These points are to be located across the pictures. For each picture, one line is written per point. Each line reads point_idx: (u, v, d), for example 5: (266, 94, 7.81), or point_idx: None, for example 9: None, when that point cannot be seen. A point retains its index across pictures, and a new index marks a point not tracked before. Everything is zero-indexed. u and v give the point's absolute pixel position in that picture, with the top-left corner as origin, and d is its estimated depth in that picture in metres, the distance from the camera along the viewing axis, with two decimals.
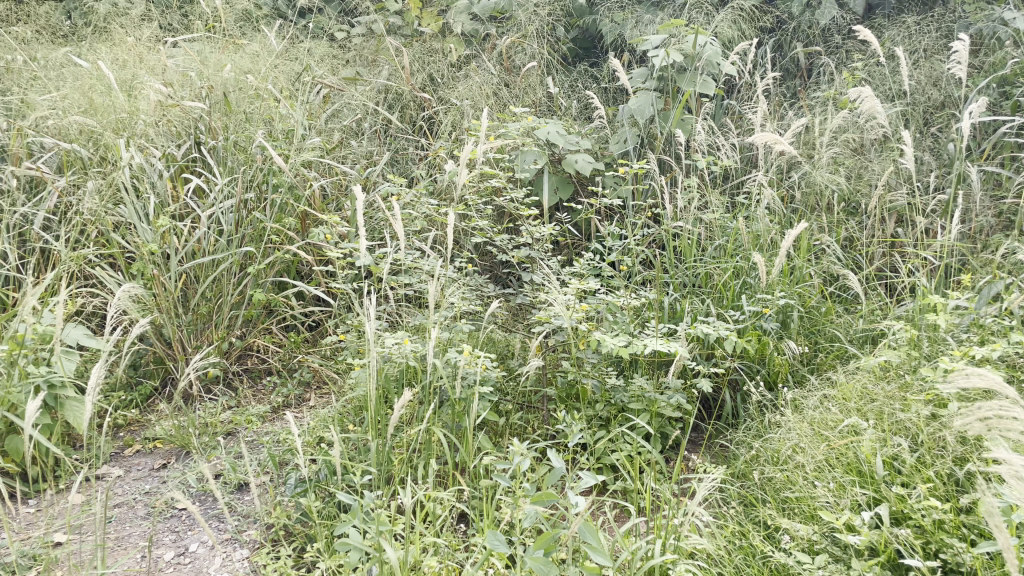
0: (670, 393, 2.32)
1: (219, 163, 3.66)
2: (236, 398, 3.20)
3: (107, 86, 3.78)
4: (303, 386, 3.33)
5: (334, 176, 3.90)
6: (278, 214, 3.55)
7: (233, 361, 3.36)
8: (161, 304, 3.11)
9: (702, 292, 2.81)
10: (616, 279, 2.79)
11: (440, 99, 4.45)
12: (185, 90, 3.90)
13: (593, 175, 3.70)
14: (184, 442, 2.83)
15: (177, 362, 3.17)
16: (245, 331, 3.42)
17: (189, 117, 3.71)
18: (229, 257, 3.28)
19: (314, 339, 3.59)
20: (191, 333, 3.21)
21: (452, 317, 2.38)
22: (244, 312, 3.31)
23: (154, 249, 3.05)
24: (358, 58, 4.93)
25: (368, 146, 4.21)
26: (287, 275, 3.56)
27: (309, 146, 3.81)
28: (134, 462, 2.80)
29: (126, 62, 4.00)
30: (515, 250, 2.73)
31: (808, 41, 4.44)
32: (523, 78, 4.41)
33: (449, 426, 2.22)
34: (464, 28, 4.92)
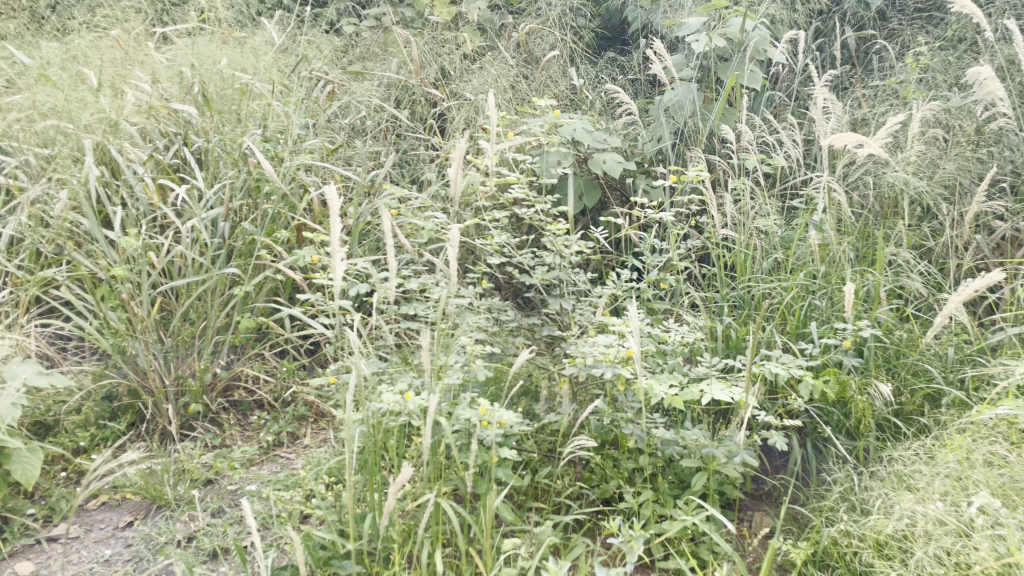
0: (730, 448, 1.95)
1: (205, 168, 3.25)
2: (220, 436, 2.83)
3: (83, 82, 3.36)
4: (297, 422, 2.94)
5: (334, 181, 3.48)
6: (270, 225, 3.15)
7: (218, 395, 2.93)
8: (134, 332, 2.72)
9: (762, 317, 2.37)
10: (660, 303, 2.36)
11: (452, 94, 4.01)
12: (171, 87, 3.48)
13: (624, 177, 3.30)
14: (155, 495, 2.42)
15: (153, 398, 2.76)
16: (233, 359, 3.03)
17: (172, 116, 3.29)
18: (214, 276, 2.88)
19: (312, 365, 3.20)
20: (171, 364, 2.81)
21: (466, 358, 1.96)
22: (230, 339, 2.90)
23: (123, 271, 2.65)
24: (365, 52, 4.52)
25: (373, 146, 3.79)
26: (281, 294, 3.17)
27: (306, 148, 3.39)
28: (96, 518, 2.40)
29: (103, 55, 3.54)
30: (539, 270, 2.30)
31: (861, 25, 3.96)
32: (544, 69, 3.98)
33: (463, 494, 1.81)
34: (479, 17, 4.50)
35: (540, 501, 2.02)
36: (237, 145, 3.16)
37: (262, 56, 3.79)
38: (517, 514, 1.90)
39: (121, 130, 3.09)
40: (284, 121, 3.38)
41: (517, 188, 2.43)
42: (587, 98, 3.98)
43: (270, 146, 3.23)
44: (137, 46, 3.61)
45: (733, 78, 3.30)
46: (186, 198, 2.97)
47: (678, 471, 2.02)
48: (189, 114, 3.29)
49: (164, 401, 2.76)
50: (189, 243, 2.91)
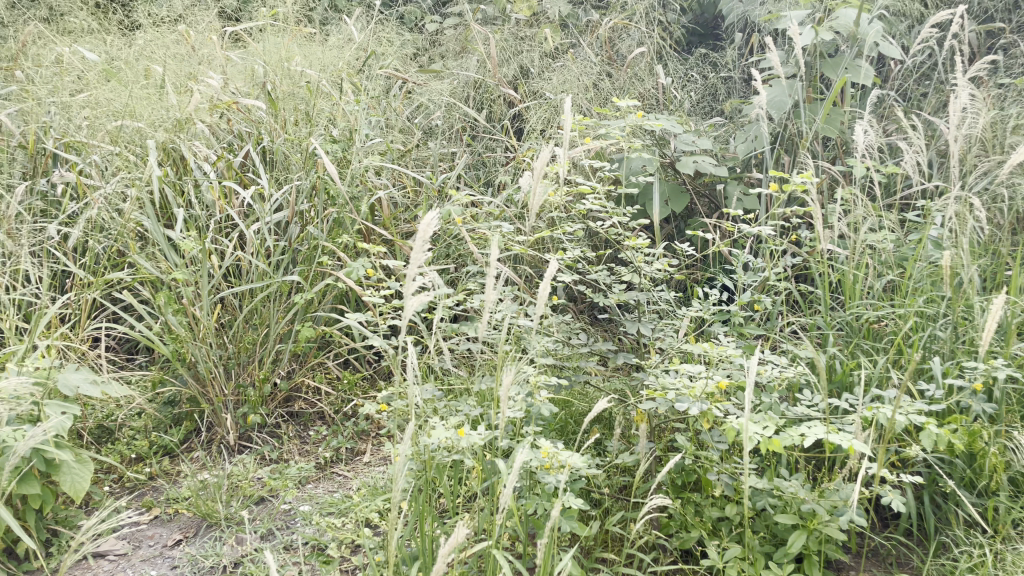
0: (834, 503, 1.68)
1: (275, 169, 3.15)
2: (278, 449, 2.70)
3: (158, 78, 3.30)
4: (357, 439, 2.78)
5: (404, 184, 3.33)
6: (337, 229, 3.01)
7: (277, 405, 2.84)
8: (194, 338, 2.62)
9: (872, 348, 2.09)
10: (754, 329, 2.09)
11: (531, 93, 3.82)
12: (245, 85, 3.40)
13: (714, 182, 3.08)
14: (207, 512, 2.29)
15: (212, 406, 2.67)
16: (294, 368, 2.91)
17: (245, 115, 3.21)
18: (277, 282, 2.76)
19: (376, 378, 3.05)
20: (231, 372, 2.71)
21: (533, 388, 1.75)
22: (291, 348, 2.78)
23: (185, 274, 2.55)
24: (444, 52, 4.38)
25: (447, 148, 3.63)
26: (346, 302, 3.03)
27: (377, 150, 3.25)
28: (148, 533, 2.29)
29: (177, 53, 3.48)
30: (618, 290, 2.07)
31: (988, 18, 3.57)
32: (630, 67, 3.74)
33: (522, 543, 1.60)
34: (562, 13, 4.28)
35: (610, 549, 1.80)
36: (306, 146, 3.04)
37: (337, 54, 3.67)
38: (584, 567, 1.68)
39: (190, 129, 3.01)
40: (354, 121, 3.24)
41: (594, 197, 2.18)
42: (675, 98, 3.66)
43: (339, 147, 3.09)
44: (210, 44, 3.54)
45: (842, 76, 2.97)
46: (252, 200, 2.86)
47: (770, 524, 1.76)
48: (260, 114, 3.19)
49: (222, 410, 2.66)
50: (252, 247, 2.80)
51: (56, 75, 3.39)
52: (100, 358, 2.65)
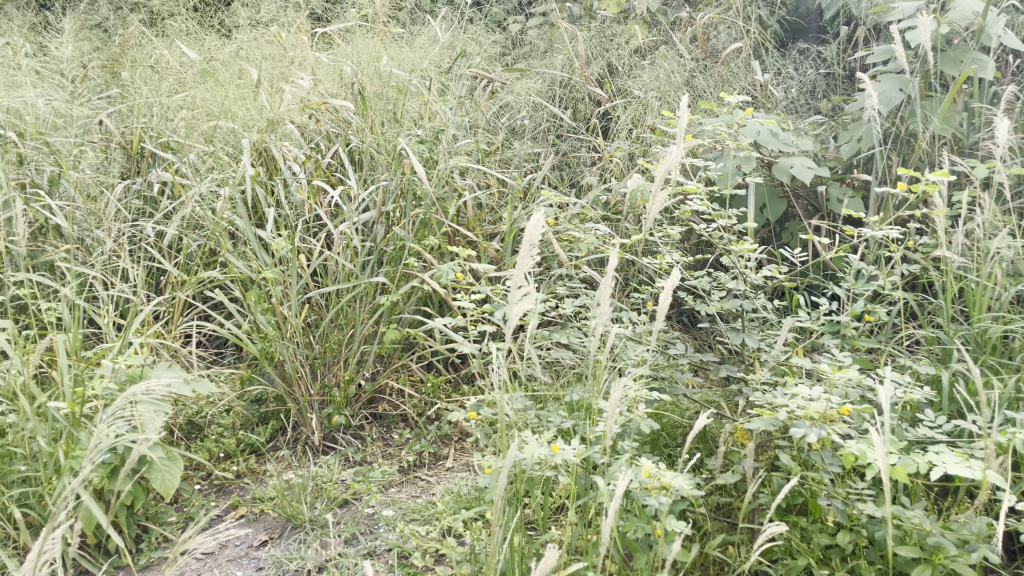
0: (963, 537, 1.53)
1: (362, 169, 3.14)
2: (362, 451, 2.68)
3: (250, 79, 3.34)
4: (441, 442, 2.73)
5: (490, 185, 3.28)
6: (423, 230, 2.97)
7: (362, 407, 2.81)
8: (282, 338, 2.63)
9: (1000, 365, 1.91)
10: (867, 341, 1.94)
11: (619, 91, 3.71)
12: (333, 86, 3.41)
13: (815, 185, 2.92)
14: (292, 513, 2.28)
15: (298, 406, 2.67)
16: (378, 370, 2.88)
17: (334, 116, 3.21)
18: (364, 284, 2.74)
19: (459, 381, 2.99)
20: (317, 372, 2.70)
21: (630, 400, 1.65)
22: (376, 350, 2.75)
23: (275, 273, 2.56)
24: (530, 51, 4.31)
25: (532, 147, 3.55)
26: (431, 304, 2.99)
27: (463, 150, 3.21)
28: (235, 532, 2.29)
29: (269, 54, 3.52)
30: (719, 298, 1.96)
31: None
32: (724, 63, 3.59)
33: (618, 565, 1.51)
34: (651, 9, 4.15)
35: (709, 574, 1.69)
36: (393, 146, 3.02)
37: (425, 53, 3.65)
38: None
39: (281, 129, 3.04)
40: (441, 121, 3.20)
41: (697, 200, 2.07)
42: (772, 95, 3.49)
43: (425, 147, 3.06)
44: (301, 45, 3.57)
45: (961, 70, 2.76)
46: (339, 200, 2.85)
47: (887, 555, 1.62)
48: (348, 114, 3.19)
49: (308, 410, 2.66)
50: (340, 247, 2.79)
51: (156, 77, 3.48)
52: (188, 356, 2.67)
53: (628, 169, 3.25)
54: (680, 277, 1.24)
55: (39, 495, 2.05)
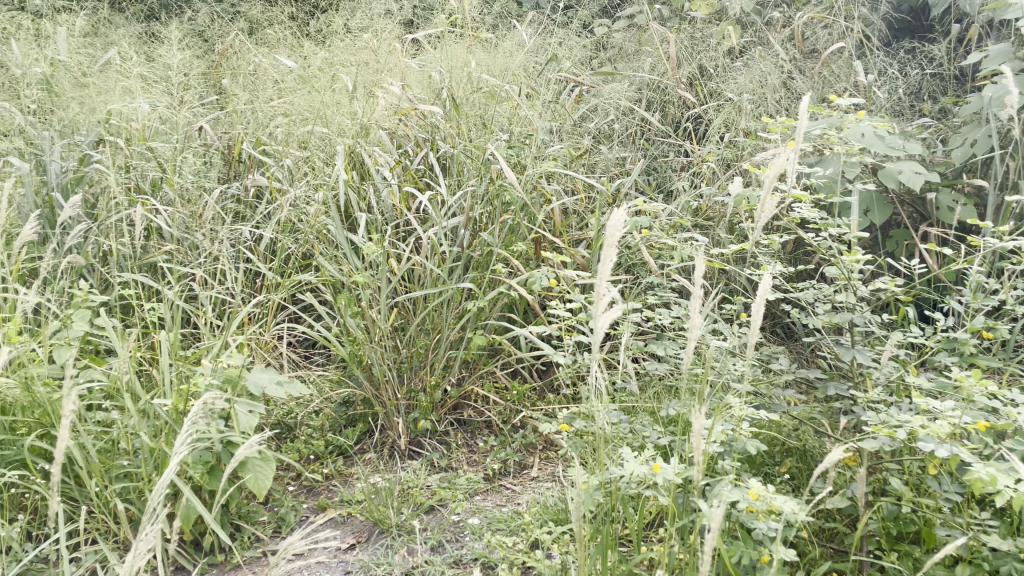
0: None
1: (450, 174, 3.13)
2: (447, 457, 2.66)
3: (343, 86, 3.39)
4: (526, 451, 2.68)
5: (577, 190, 3.23)
6: (510, 235, 2.94)
7: (447, 412, 2.79)
8: (371, 341, 2.63)
9: None
10: (990, 361, 1.80)
11: (712, 95, 3.60)
12: (423, 93, 3.43)
13: (925, 191, 2.75)
14: (380, 517, 2.27)
15: (385, 409, 2.67)
16: (463, 376, 2.85)
17: (424, 122, 3.23)
18: (451, 289, 2.72)
19: (544, 389, 2.94)
20: (404, 376, 2.70)
21: (733, 417, 1.57)
22: (462, 355, 2.73)
23: (365, 278, 2.57)
24: (617, 54, 4.24)
25: (620, 152, 3.48)
26: (517, 310, 2.95)
27: (551, 155, 3.17)
28: (323, 534, 2.30)
29: (361, 61, 3.57)
30: (827, 312, 1.85)
31: None
32: (824, 65, 3.44)
33: None
34: (745, 10, 4.03)
35: None
36: (481, 151, 3.00)
37: (514, 58, 3.63)
38: None
39: (372, 135, 3.07)
40: (531, 126, 3.17)
41: (803, 207, 1.97)
42: (876, 97, 3.32)
43: (514, 152, 3.03)
44: (392, 52, 3.60)
45: None
46: (429, 205, 2.85)
47: None
48: (438, 120, 3.20)
49: (395, 414, 2.66)
50: (428, 252, 2.79)
51: (253, 85, 3.57)
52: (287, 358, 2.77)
53: (721, 174, 3.15)
54: (773, 287, 1.19)
55: (140, 490, 2.10)
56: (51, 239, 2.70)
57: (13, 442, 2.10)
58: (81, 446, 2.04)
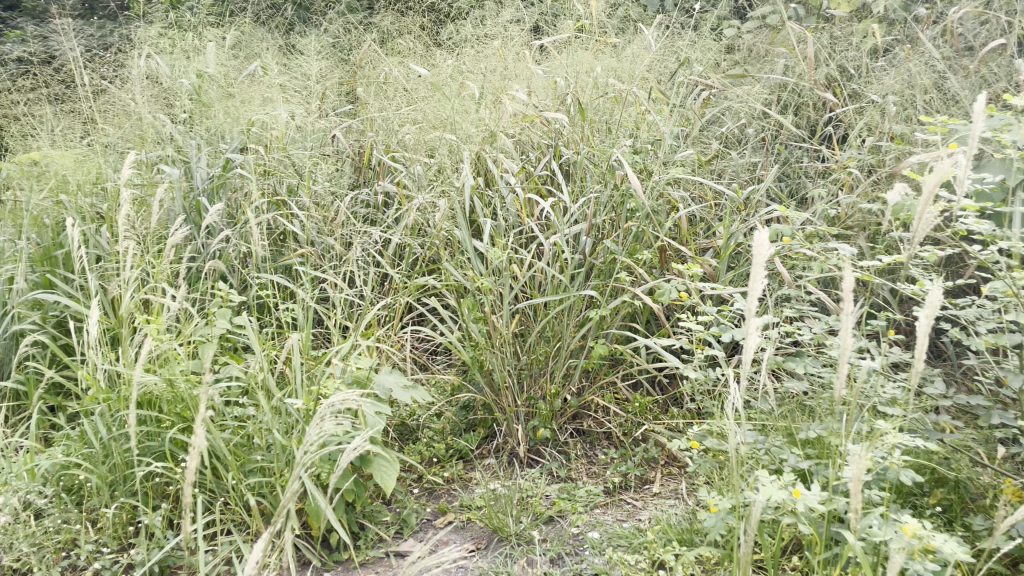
0: None
1: (574, 180, 3.09)
2: (567, 467, 2.60)
3: (470, 93, 3.41)
4: (647, 465, 2.59)
5: (705, 197, 3.11)
6: (634, 242, 2.87)
7: (566, 421, 2.74)
8: (492, 347, 2.62)
9: None
10: None
11: (852, 96, 3.40)
12: (548, 99, 3.41)
13: None
14: (499, 525, 2.25)
15: (505, 416, 2.65)
16: (583, 386, 2.80)
17: (549, 128, 3.20)
18: (574, 296, 2.67)
19: (667, 402, 2.84)
20: (524, 383, 2.67)
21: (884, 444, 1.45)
22: (583, 365, 2.66)
23: (488, 284, 2.57)
24: (749, 56, 4.08)
25: (751, 158, 3.34)
26: (640, 320, 2.87)
27: (679, 161, 3.07)
28: (443, 538, 2.29)
29: (487, 69, 3.59)
30: (992, 332, 1.68)
31: None
32: (981, 62, 3.17)
33: None
34: (890, 6, 3.78)
35: None
36: (607, 157, 2.94)
37: (641, 62, 3.56)
38: None
39: (497, 142, 3.08)
40: (658, 131, 3.09)
41: (970, 217, 1.80)
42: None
43: (640, 158, 2.96)
44: (518, 58, 3.60)
45: None
46: (552, 211, 2.82)
47: None
48: (562, 126, 3.17)
49: (515, 421, 2.64)
50: (551, 259, 2.76)
51: (383, 94, 3.66)
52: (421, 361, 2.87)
53: (863, 181, 2.96)
54: (940, 299, 1.14)
55: (272, 485, 2.17)
56: (197, 241, 2.86)
57: (159, 433, 2.22)
58: (220, 440, 2.13)
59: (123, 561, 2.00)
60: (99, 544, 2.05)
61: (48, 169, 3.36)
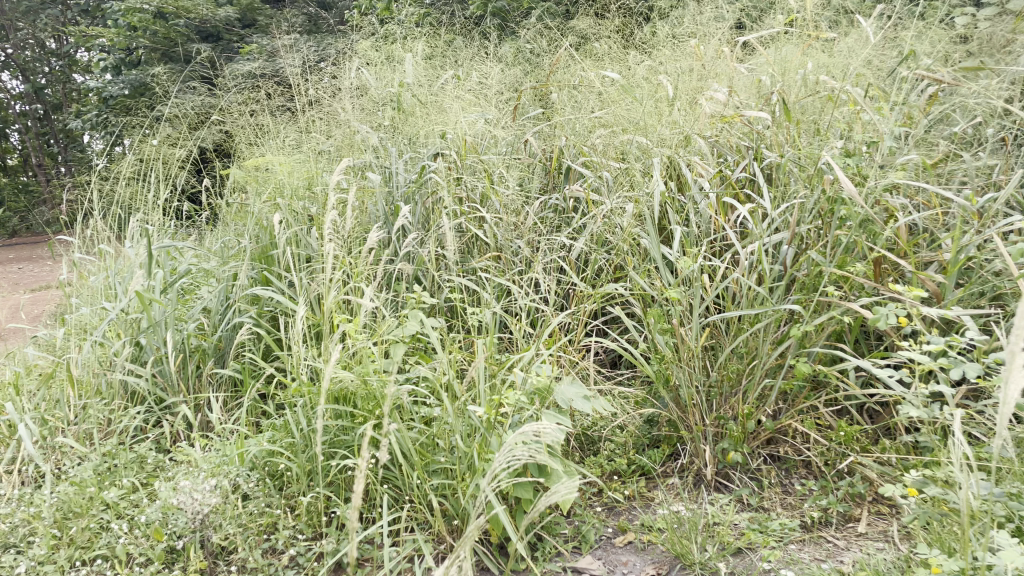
0: None
1: (776, 185, 2.87)
2: (759, 495, 2.40)
3: (666, 96, 3.28)
4: (853, 501, 2.33)
5: (930, 204, 2.77)
6: (844, 253, 2.59)
7: (760, 445, 2.53)
8: (680, 361, 2.48)
9: None
10: None
11: None
12: (751, 99, 3.20)
13: None
14: (680, 552, 2.10)
15: (692, 435, 2.50)
16: (780, 408, 2.57)
17: (750, 130, 3.00)
18: (771, 310, 2.46)
19: (878, 432, 2.54)
20: (713, 402, 2.50)
21: None
22: (780, 385, 2.43)
23: (677, 294, 2.43)
24: (989, 45, 3.60)
25: (989, 160, 2.93)
26: (848, 340, 2.59)
27: (900, 164, 2.75)
28: (621, 559, 2.18)
29: (685, 70, 3.43)
30: None
31: None
32: None
33: None
34: None
35: None
36: (814, 160, 2.70)
37: (858, 56, 3.25)
38: None
39: (693, 146, 2.93)
40: (875, 130, 2.79)
41: None
42: None
43: (853, 161, 2.68)
44: (719, 57, 3.41)
45: None
46: (750, 218, 2.63)
47: None
48: (765, 127, 2.95)
49: (703, 442, 2.47)
50: (748, 269, 2.57)
51: (577, 98, 3.63)
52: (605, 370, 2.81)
53: None
54: None
55: (453, 487, 2.17)
56: (393, 245, 2.96)
57: (351, 428, 2.30)
58: (404, 440, 2.17)
59: (315, 548, 2.08)
60: (295, 530, 2.15)
61: (269, 175, 3.64)
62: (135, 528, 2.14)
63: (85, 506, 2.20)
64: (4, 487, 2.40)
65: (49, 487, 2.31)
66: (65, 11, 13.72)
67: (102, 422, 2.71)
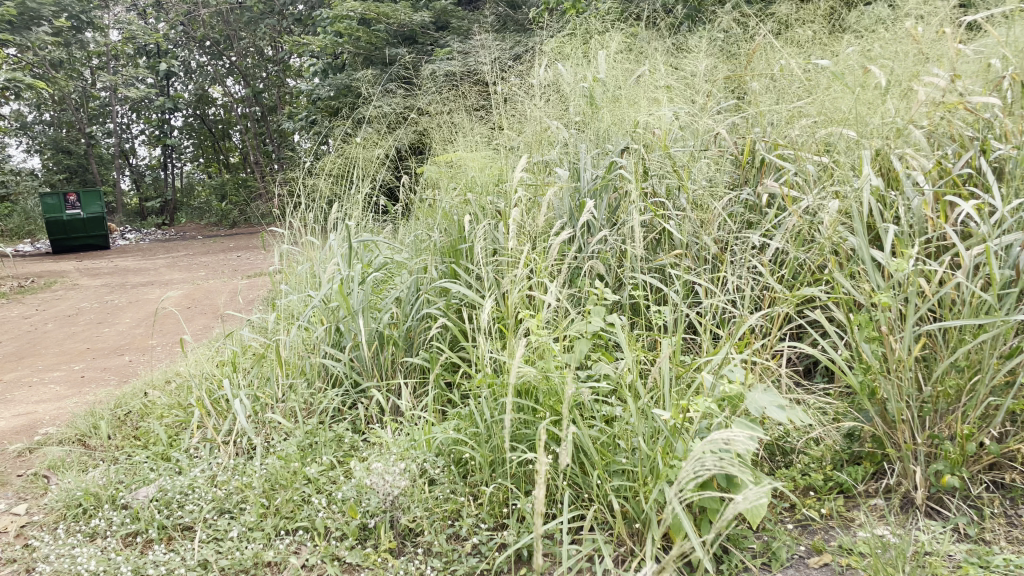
0: None
1: (1008, 180, 2.54)
2: (979, 526, 2.14)
3: (877, 83, 3.01)
4: None
5: None
6: None
7: (982, 470, 2.26)
8: (888, 373, 2.26)
9: None
10: None
11: None
12: (979, 84, 2.86)
13: None
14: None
15: (900, 453, 2.27)
16: (1008, 430, 2.28)
17: (978, 119, 2.68)
18: (1000, 321, 2.19)
19: None
20: (925, 419, 2.26)
21: None
22: (1009, 406, 2.16)
23: (887, 299, 2.22)
24: None
25: None
26: None
27: None
28: None
29: (901, 53, 3.13)
30: None
31: None
32: None
33: None
34: None
35: None
36: None
37: None
38: None
39: (908, 137, 2.67)
40: None
41: None
42: None
43: None
44: (941, 38, 3.08)
45: None
46: (975, 217, 2.35)
47: None
48: (996, 115, 2.63)
49: (912, 462, 2.24)
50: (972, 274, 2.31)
51: (776, 88, 3.42)
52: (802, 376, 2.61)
53: None
54: None
55: (634, 490, 2.09)
56: (578, 241, 2.94)
57: (533, 422, 2.30)
58: (586, 438, 2.14)
59: (497, 538, 2.08)
60: (478, 519, 2.17)
61: (459, 172, 3.75)
62: (333, 503, 2.28)
63: (290, 479, 2.37)
64: (223, 456, 2.64)
65: (260, 459, 2.51)
66: (280, 21, 14.96)
67: (305, 402, 2.91)
